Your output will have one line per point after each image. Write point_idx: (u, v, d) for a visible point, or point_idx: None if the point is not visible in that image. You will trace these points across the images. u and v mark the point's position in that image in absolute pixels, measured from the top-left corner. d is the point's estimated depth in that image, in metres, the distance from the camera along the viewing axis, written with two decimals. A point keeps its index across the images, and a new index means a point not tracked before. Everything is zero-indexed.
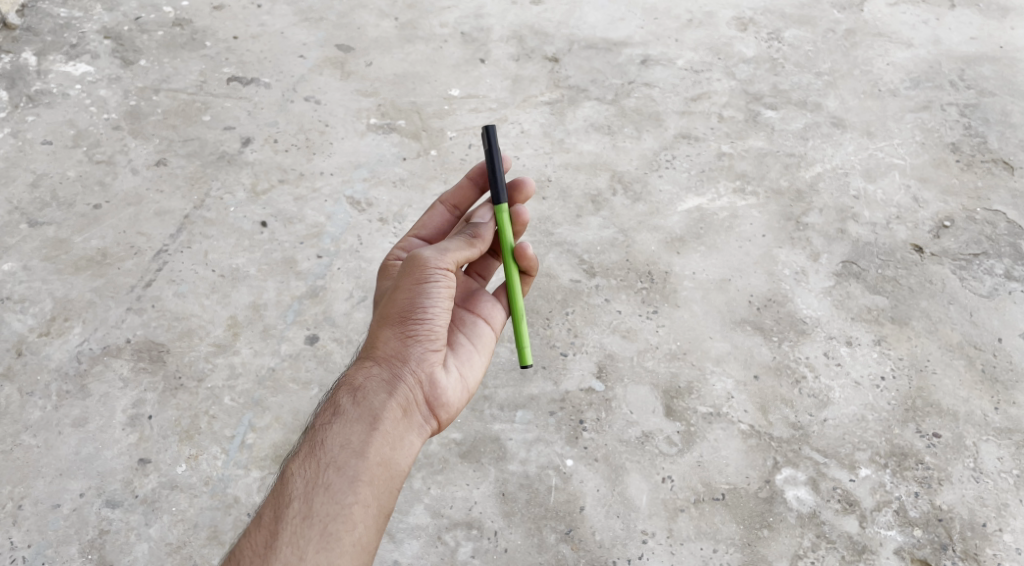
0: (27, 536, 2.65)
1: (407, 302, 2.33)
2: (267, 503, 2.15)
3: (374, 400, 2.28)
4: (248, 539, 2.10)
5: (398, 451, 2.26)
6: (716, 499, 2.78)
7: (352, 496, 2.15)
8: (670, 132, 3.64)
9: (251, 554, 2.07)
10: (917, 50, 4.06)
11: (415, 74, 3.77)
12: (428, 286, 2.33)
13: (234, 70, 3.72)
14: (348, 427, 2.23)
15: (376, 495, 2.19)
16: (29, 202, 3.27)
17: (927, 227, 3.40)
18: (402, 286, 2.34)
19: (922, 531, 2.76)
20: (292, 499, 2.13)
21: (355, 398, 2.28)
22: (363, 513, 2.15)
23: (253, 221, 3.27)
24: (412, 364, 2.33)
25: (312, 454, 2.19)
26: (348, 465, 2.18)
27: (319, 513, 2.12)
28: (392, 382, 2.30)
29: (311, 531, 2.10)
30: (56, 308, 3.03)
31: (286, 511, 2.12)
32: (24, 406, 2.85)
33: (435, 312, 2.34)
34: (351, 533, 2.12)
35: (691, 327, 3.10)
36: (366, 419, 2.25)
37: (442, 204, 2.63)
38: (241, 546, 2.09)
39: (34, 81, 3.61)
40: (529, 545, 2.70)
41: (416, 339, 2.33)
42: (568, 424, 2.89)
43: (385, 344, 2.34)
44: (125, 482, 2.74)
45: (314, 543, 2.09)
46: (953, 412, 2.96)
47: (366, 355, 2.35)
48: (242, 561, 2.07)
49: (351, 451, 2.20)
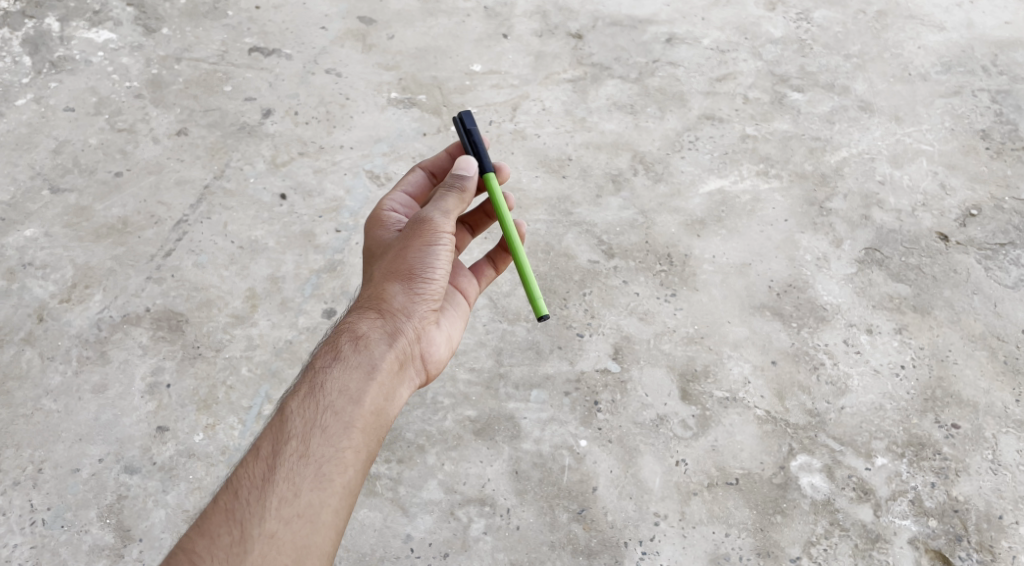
0: (47, 498, 2.67)
1: (417, 261, 2.30)
2: (266, 437, 2.11)
3: (376, 350, 2.24)
4: (244, 470, 2.07)
5: (390, 402, 2.23)
6: (729, 484, 2.77)
7: (346, 441, 2.12)
8: (693, 113, 3.60)
9: (248, 485, 2.04)
10: (949, 34, 3.99)
11: (437, 48, 3.74)
12: (435, 250, 2.31)
13: (255, 41, 3.70)
14: (349, 372, 2.19)
15: (368, 442, 2.16)
16: (51, 168, 3.28)
17: (953, 215, 3.35)
18: (411, 245, 2.31)
19: (937, 522, 2.73)
20: (291, 436, 2.10)
21: (357, 345, 2.24)
22: (355, 458, 2.12)
23: (272, 193, 3.26)
24: (413, 320, 2.31)
25: (311, 396, 2.15)
26: (345, 410, 2.15)
27: (315, 453, 2.09)
28: (393, 334, 2.27)
29: (306, 469, 2.07)
30: (77, 274, 3.05)
31: (285, 447, 2.09)
32: (45, 370, 2.87)
33: (438, 273, 2.31)
34: (343, 475, 2.09)
35: (709, 311, 3.07)
36: (365, 367, 2.21)
37: (421, 168, 2.58)
38: (237, 476, 2.06)
39: (57, 47, 3.61)
40: (541, 524, 2.70)
41: (419, 296, 2.31)
42: (583, 404, 2.88)
43: (391, 298, 2.30)
44: (143, 450, 2.75)
45: (308, 481, 2.06)
46: (973, 403, 2.93)
47: (369, 306, 2.30)
48: (240, 491, 2.04)
49: (349, 397, 2.17)
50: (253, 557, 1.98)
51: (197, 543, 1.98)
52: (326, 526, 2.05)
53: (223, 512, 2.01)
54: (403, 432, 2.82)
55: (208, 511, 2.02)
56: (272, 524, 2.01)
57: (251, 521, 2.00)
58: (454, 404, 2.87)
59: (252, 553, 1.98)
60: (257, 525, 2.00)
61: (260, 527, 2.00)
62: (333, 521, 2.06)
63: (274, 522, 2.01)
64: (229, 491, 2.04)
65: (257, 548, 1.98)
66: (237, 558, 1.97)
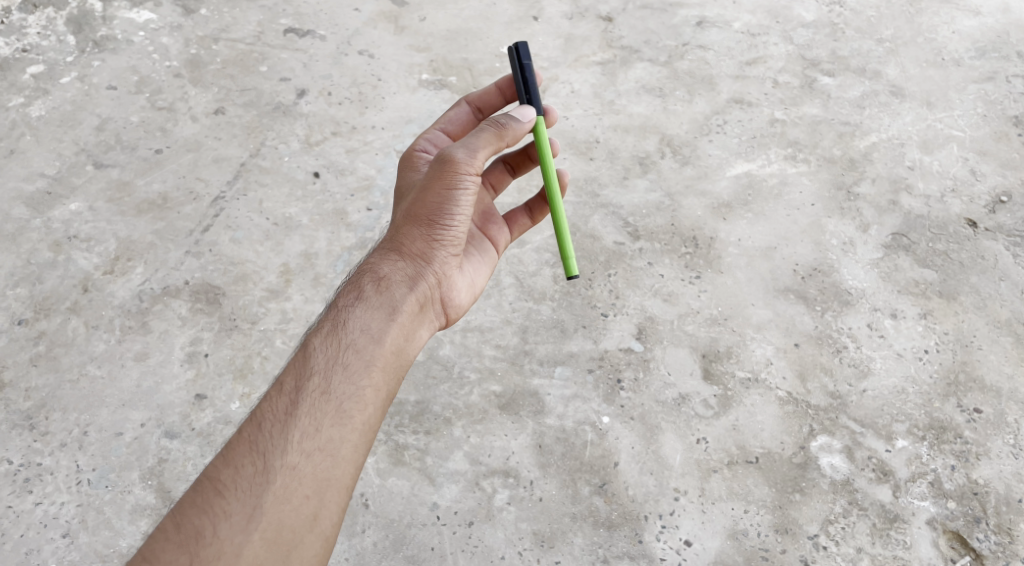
0: (92, 460, 2.78)
1: (435, 204, 2.30)
2: (289, 372, 2.17)
3: (396, 292, 2.29)
4: (268, 403, 2.13)
5: (409, 343, 2.29)
6: (750, 462, 2.82)
7: (366, 380, 2.18)
8: (722, 96, 3.63)
9: (272, 418, 2.10)
10: (983, 19, 3.98)
11: (468, 31, 3.80)
12: (456, 193, 2.29)
13: (290, 22, 3.78)
14: (370, 312, 2.25)
15: (386, 381, 2.22)
16: (94, 144, 3.38)
17: (983, 201, 3.36)
18: (431, 188, 2.30)
19: (956, 504, 2.77)
20: (313, 372, 2.16)
21: (379, 286, 2.29)
22: (375, 396, 2.18)
23: (306, 171, 3.34)
24: (435, 264, 2.34)
25: (334, 333, 2.22)
26: (366, 349, 2.21)
27: (336, 390, 2.15)
28: (414, 277, 2.32)
29: (327, 405, 2.13)
30: (120, 248, 3.15)
31: (307, 383, 2.14)
32: (90, 338, 2.97)
33: (459, 218, 2.32)
34: (362, 413, 2.15)
35: (733, 293, 3.12)
36: (387, 308, 2.27)
37: (466, 103, 2.59)
38: (262, 409, 2.12)
39: (100, 27, 3.71)
40: (563, 496, 2.77)
41: (441, 242, 2.33)
42: (606, 382, 2.95)
43: (412, 242, 2.33)
44: (183, 416, 2.85)
45: (329, 416, 2.12)
46: (996, 388, 2.95)
47: (391, 248, 2.34)
48: (263, 424, 2.10)
49: (370, 336, 2.23)
50: (275, 487, 2.04)
51: (222, 473, 2.05)
52: (346, 461, 2.11)
53: (247, 444, 2.07)
54: (431, 405, 2.90)
55: (232, 442, 2.08)
56: (294, 456, 2.07)
57: (274, 452, 2.07)
58: (480, 379, 2.94)
59: (274, 484, 2.04)
60: (279, 457, 2.06)
61: (282, 459, 2.06)
62: (352, 456, 2.12)
63: (295, 455, 2.07)
64: (252, 424, 2.11)
65: (279, 479, 2.04)
66: (260, 488, 2.04)
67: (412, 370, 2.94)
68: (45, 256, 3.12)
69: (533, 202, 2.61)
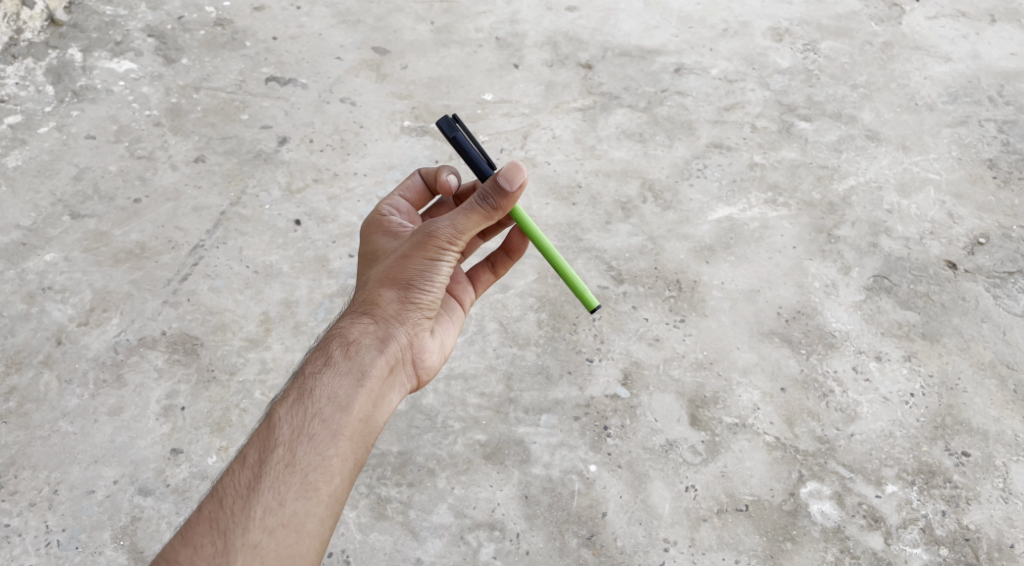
0: (62, 520, 2.70)
1: (415, 272, 2.27)
2: (252, 444, 2.12)
3: (365, 356, 2.24)
4: (230, 477, 2.08)
5: (378, 409, 2.23)
6: (739, 510, 2.78)
7: (333, 449, 2.13)
8: (701, 141, 3.64)
9: (233, 494, 2.05)
10: (954, 65, 4.03)
11: (449, 78, 3.80)
12: (439, 263, 2.27)
13: (272, 70, 3.77)
14: (338, 378, 2.20)
15: (355, 449, 2.16)
16: (71, 195, 3.33)
17: (961, 243, 3.37)
18: (412, 256, 2.27)
19: (947, 550, 2.74)
20: (277, 444, 2.10)
21: (348, 351, 2.24)
22: (342, 466, 2.12)
23: (287, 219, 3.31)
24: (406, 327, 2.30)
25: (300, 402, 2.15)
26: (333, 417, 2.15)
27: (301, 462, 2.09)
28: (385, 340, 2.27)
29: (293, 477, 2.08)
30: (96, 299, 3.09)
31: (270, 455, 2.09)
32: (63, 393, 2.90)
33: (436, 285, 2.29)
34: (328, 484, 2.10)
35: (719, 337, 3.09)
36: (355, 374, 2.21)
37: (419, 172, 2.58)
38: (223, 484, 2.07)
39: (79, 77, 3.68)
40: (550, 549, 2.71)
41: (414, 306, 2.30)
42: (593, 429, 2.91)
43: (385, 304, 2.28)
44: (157, 471, 2.78)
45: (294, 490, 2.07)
46: (983, 431, 2.93)
47: (361, 311, 2.29)
48: (225, 500, 2.05)
49: (338, 404, 2.17)
50: None
51: (180, 554, 2.00)
52: (312, 536, 2.06)
53: (208, 522, 2.03)
54: (414, 456, 2.84)
55: (192, 521, 2.04)
56: (256, 534, 2.02)
57: (235, 530, 2.02)
58: (464, 428, 2.89)
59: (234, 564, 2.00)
60: (241, 535, 2.01)
61: (244, 537, 2.01)
62: (318, 531, 2.07)
63: (257, 532, 2.02)
64: (213, 499, 2.05)
65: (240, 559, 2.00)
66: None
67: (394, 420, 2.89)
68: (18, 309, 3.06)
69: (495, 255, 2.57)
